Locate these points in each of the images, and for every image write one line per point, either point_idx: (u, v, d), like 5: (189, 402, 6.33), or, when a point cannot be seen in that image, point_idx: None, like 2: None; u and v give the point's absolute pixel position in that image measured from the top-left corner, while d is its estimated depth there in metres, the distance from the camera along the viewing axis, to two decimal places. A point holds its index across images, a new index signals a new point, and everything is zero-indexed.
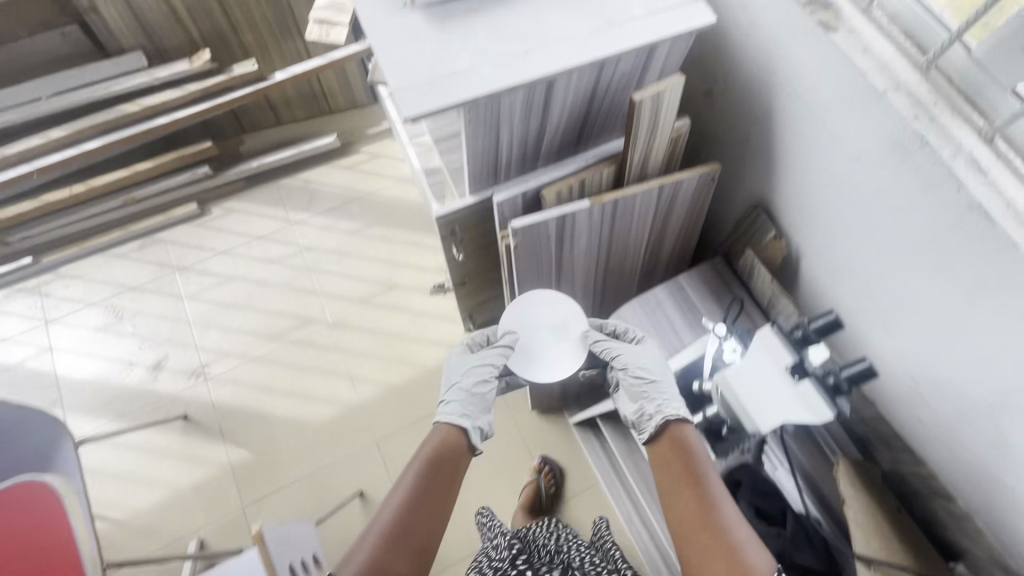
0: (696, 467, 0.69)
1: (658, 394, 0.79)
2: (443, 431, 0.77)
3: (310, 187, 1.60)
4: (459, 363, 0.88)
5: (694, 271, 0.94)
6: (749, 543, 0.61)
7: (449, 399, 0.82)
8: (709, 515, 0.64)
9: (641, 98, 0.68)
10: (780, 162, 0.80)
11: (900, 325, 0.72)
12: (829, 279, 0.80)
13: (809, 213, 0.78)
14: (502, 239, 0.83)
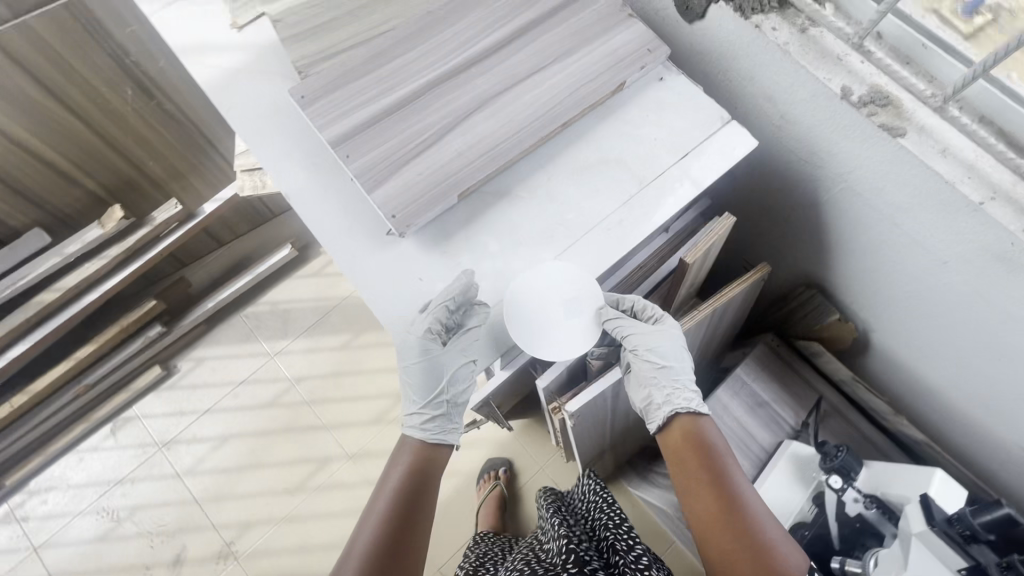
0: (717, 456, 0.56)
1: (678, 383, 0.61)
2: (421, 447, 0.57)
3: (279, 309, 1.44)
4: (415, 349, 0.55)
5: (751, 359, 0.85)
6: (786, 550, 0.50)
7: (428, 416, 0.58)
8: (740, 517, 0.51)
9: (696, 257, 0.59)
10: (834, 247, 0.71)
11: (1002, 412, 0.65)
12: (908, 355, 0.73)
13: (878, 296, 0.70)
14: (553, 414, 0.71)
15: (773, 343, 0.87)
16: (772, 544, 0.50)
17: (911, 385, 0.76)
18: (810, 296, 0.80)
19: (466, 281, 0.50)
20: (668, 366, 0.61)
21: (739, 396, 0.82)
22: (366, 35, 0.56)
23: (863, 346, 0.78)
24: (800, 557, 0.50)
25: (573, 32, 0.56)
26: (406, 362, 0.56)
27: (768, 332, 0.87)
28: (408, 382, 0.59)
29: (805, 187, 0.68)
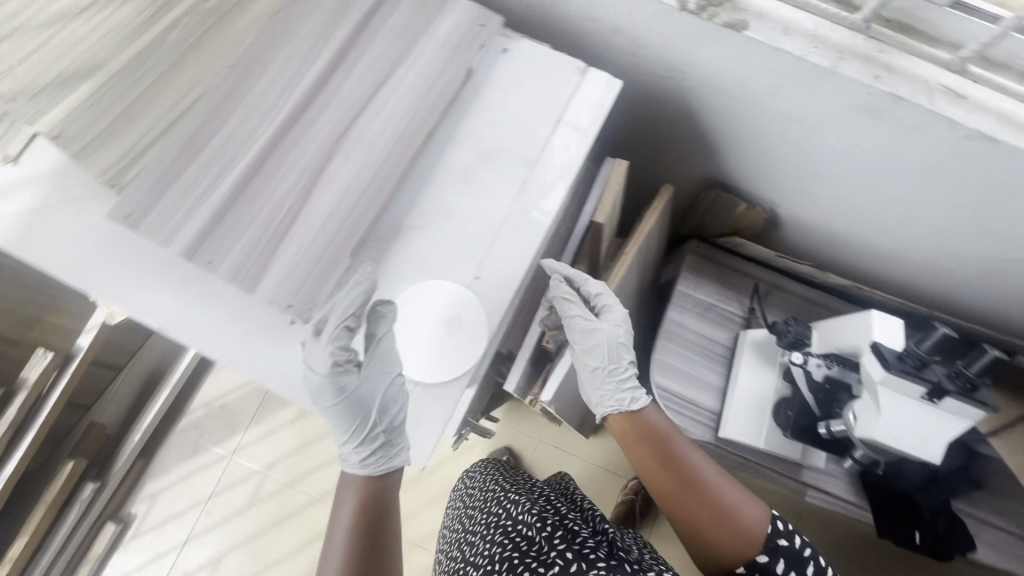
0: (669, 441, 0.60)
1: (611, 385, 0.63)
2: (365, 480, 0.52)
3: (215, 408, 1.32)
4: (325, 390, 0.49)
5: (685, 270, 0.88)
6: (745, 509, 0.56)
7: (364, 450, 0.52)
8: (701, 491, 0.57)
9: (606, 214, 0.61)
10: (720, 145, 0.73)
11: (904, 236, 0.72)
12: (814, 217, 0.78)
13: (773, 176, 0.73)
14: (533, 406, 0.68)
15: (699, 248, 0.90)
16: (732, 510, 0.56)
17: (828, 240, 0.81)
18: (714, 196, 0.82)
19: (368, 283, 0.46)
20: (598, 366, 0.63)
21: (688, 312, 0.86)
22: (170, 118, 0.48)
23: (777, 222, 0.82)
24: (758, 509, 0.57)
25: (398, 36, 0.52)
26: (322, 406, 0.50)
27: (692, 240, 0.90)
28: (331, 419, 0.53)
29: (675, 103, 0.68)
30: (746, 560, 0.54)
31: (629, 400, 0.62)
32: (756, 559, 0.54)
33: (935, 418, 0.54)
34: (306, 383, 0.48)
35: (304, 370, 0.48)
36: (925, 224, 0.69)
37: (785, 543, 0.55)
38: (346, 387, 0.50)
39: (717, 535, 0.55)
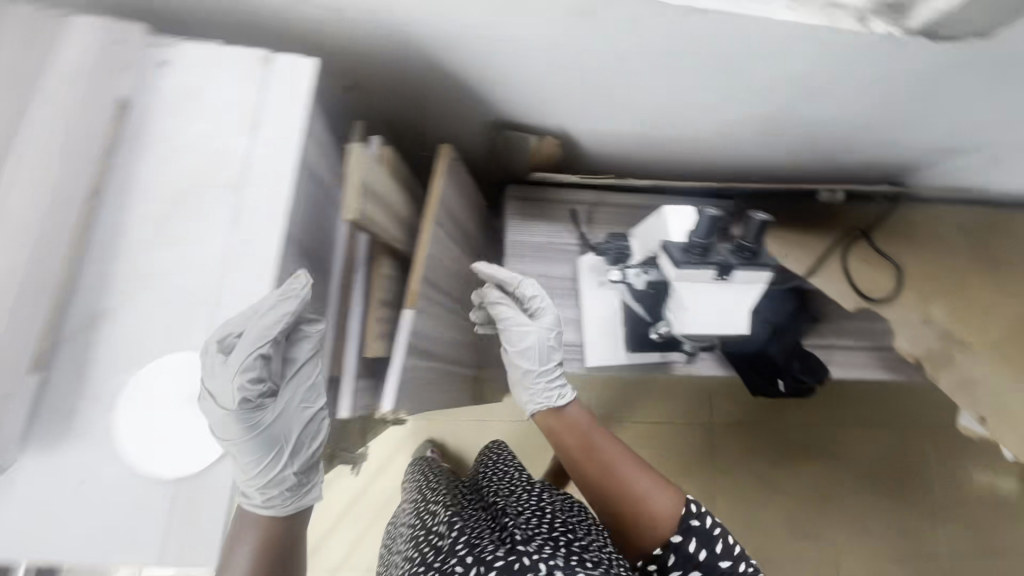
0: (591, 437, 0.69)
1: (549, 383, 0.74)
2: (271, 523, 0.52)
3: None
4: (233, 426, 0.48)
5: (508, 216, 0.87)
6: (656, 496, 0.63)
7: (275, 492, 0.52)
8: (616, 477, 0.65)
9: (354, 211, 0.52)
10: (482, 88, 0.69)
11: (682, 120, 0.74)
12: (602, 128, 0.77)
13: (546, 102, 0.71)
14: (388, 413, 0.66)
15: (517, 193, 0.87)
16: (644, 497, 0.63)
17: (624, 144, 0.82)
18: (504, 138, 0.79)
19: (297, 301, 0.47)
20: (530, 368, 0.73)
21: (526, 260, 0.85)
22: None
23: (574, 144, 0.82)
24: (670, 495, 0.64)
25: None
26: (236, 437, 0.49)
27: (508, 188, 0.87)
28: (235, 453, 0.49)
29: (414, 61, 0.63)
30: (660, 542, 0.62)
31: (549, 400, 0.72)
32: (666, 539, 0.62)
33: (734, 292, 0.57)
34: (219, 410, 0.48)
35: (226, 392, 0.47)
36: (690, 105, 0.70)
37: (697, 522, 0.62)
38: (262, 418, 0.52)
39: (634, 522, 0.63)
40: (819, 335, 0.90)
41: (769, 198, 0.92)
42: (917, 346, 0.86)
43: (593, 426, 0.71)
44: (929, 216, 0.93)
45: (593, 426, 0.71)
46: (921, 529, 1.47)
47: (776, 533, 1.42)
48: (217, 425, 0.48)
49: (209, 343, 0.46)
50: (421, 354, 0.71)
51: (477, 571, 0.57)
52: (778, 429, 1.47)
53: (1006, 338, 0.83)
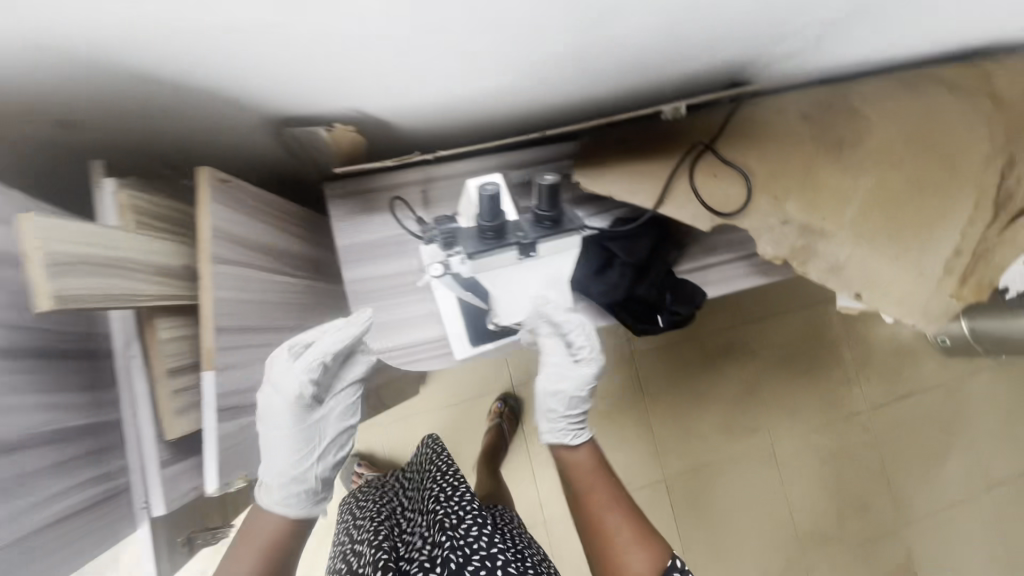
0: (595, 490, 0.74)
1: (560, 419, 0.78)
2: (278, 529, 0.64)
3: None
4: (291, 423, 0.67)
5: (334, 217, 0.77)
6: (644, 553, 0.70)
7: (300, 488, 0.67)
8: (612, 533, 0.71)
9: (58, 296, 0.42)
10: (223, 87, 0.57)
11: (479, 70, 0.64)
12: (397, 97, 0.67)
13: (312, 86, 0.60)
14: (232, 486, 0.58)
15: (338, 190, 0.77)
16: (634, 554, 0.70)
17: (432, 107, 0.72)
18: (290, 134, 0.68)
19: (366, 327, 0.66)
20: (551, 409, 0.77)
21: (366, 263, 0.77)
22: None
23: (375, 122, 0.71)
24: (656, 549, 0.71)
25: None
26: (292, 425, 0.67)
27: (324, 185, 0.76)
28: (279, 441, 0.67)
29: (112, 75, 0.50)
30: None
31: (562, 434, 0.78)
32: None
33: (549, 266, 0.51)
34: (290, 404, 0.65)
35: (297, 391, 0.64)
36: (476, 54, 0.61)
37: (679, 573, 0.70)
38: (308, 423, 0.68)
39: (613, 572, 0.70)
40: (690, 258, 0.87)
41: (613, 127, 0.84)
42: (780, 248, 0.84)
43: (593, 471, 0.76)
44: (774, 109, 0.89)
45: (597, 474, 0.76)
46: (840, 394, 1.56)
47: (713, 437, 1.47)
48: (280, 422, 0.66)
49: (286, 346, 0.64)
50: (252, 407, 0.62)
51: None
52: (698, 336, 1.49)
53: (858, 219, 0.87)
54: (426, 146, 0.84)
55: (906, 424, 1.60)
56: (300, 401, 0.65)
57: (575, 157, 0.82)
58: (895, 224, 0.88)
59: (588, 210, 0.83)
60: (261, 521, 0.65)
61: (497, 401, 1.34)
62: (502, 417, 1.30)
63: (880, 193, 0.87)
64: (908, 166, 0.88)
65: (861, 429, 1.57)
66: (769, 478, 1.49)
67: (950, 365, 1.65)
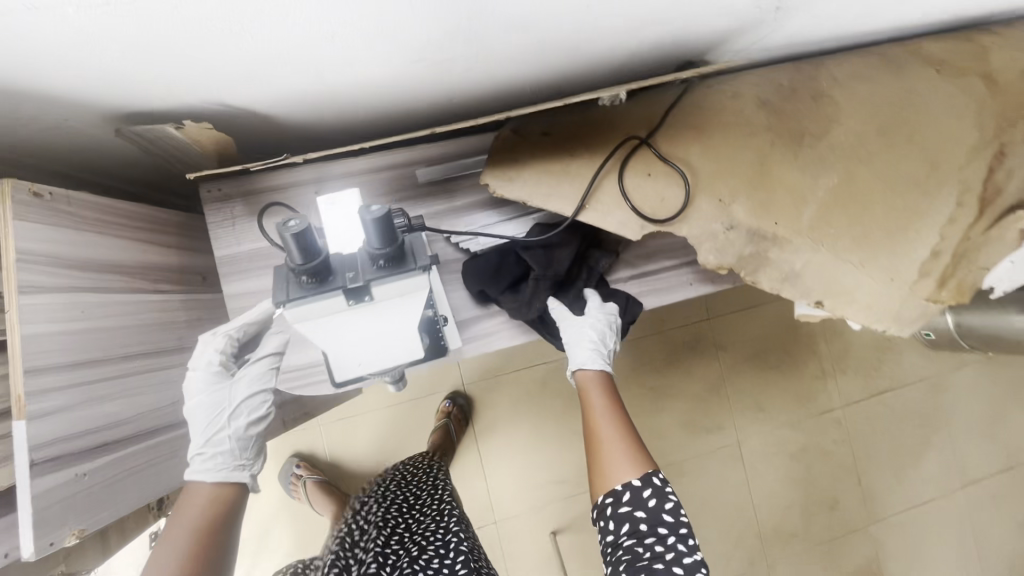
0: (605, 395, 0.74)
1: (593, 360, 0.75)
2: (216, 496, 0.58)
3: None
4: (208, 385, 0.63)
5: (210, 223, 0.67)
6: (629, 459, 0.67)
7: (211, 452, 0.60)
8: (609, 431, 0.70)
9: None
10: (19, 82, 0.47)
11: (349, 55, 0.54)
12: (259, 89, 0.57)
13: (140, 78, 0.50)
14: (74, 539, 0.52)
15: (213, 193, 0.67)
16: (618, 454, 0.67)
17: (313, 99, 0.62)
18: (135, 136, 0.58)
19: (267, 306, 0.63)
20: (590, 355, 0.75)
21: (249, 275, 0.69)
22: None
23: (244, 116, 0.61)
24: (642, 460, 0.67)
25: None
26: (199, 400, 0.62)
27: (197, 186, 0.67)
28: (192, 421, 0.62)
29: None
30: (607, 493, 0.66)
31: (588, 361, 0.75)
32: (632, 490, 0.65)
33: (394, 313, 0.42)
34: (199, 383, 0.63)
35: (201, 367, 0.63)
36: (337, 36, 0.50)
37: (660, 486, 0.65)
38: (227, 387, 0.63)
39: (596, 473, 0.68)
40: (627, 266, 0.78)
41: (536, 116, 0.74)
42: (726, 256, 0.75)
43: (599, 393, 0.74)
44: (727, 94, 0.78)
45: (601, 395, 0.73)
46: (814, 390, 1.49)
47: (676, 435, 1.41)
48: (195, 385, 0.63)
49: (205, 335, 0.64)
50: (93, 451, 0.54)
51: None
52: (663, 331, 1.41)
53: (817, 221, 0.75)
54: (325, 142, 0.75)
55: (883, 420, 1.53)
56: (211, 366, 0.63)
57: (490, 151, 0.72)
58: (862, 227, 0.75)
59: (505, 212, 0.75)
60: (196, 498, 0.57)
61: (445, 400, 1.27)
62: (450, 416, 1.23)
63: (846, 190, 0.75)
64: (879, 158, 0.76)
65: (835, 426, 1.50)
66: (735, 477, 1.43)
67: (933, 358, 1.56)
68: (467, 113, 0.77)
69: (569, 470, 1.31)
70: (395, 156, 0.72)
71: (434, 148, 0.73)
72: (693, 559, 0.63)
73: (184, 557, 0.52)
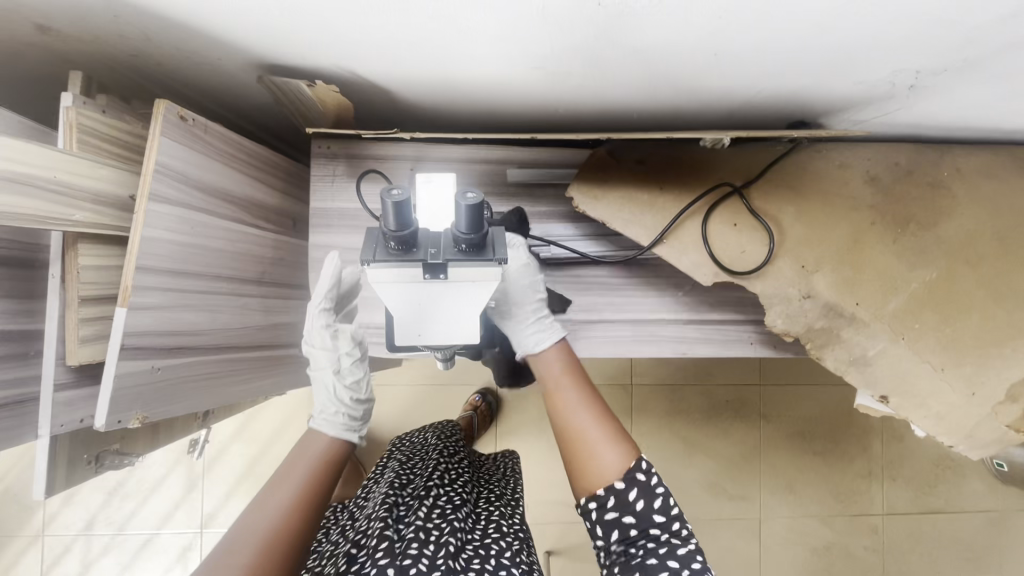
0: (577, 378, 0.65)
1: (537, 323, 0.69)
2: (332, 443, 0.62)
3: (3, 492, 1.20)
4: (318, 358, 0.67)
5: (314, 176, 0.73)
6: (612, 448, 0.59)
7: (330, 414, 0.64)
8: (584, 416, 0.61)
9: None
10: (201, 20, 0.53)
11: (477, 49, 0.58)
12: (390, 65, 0.62)
13: (294, 37, 0.56)
14: (136, 423, 0.58)
15: (323, 148, 0.73)
16: (598, 445, 0.59)
17: (433, 83, 0.66)
18: (272, 85, 0.64)
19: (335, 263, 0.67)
20: (538, 319, 0.69)
21: (332, 230, 0.74)
22: None
23: (369, 86, 0.66)
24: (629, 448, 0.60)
25: None
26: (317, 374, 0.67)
27: (311, 140, 0.73)
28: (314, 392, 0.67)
29: None
30: (590, 497, 0.58)
31: (542, 338, 0.68)
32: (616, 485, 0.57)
33: (462, 299, 0.45)
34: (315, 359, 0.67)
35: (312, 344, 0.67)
36: (472, 31, 0.54)
37: (643, 479, 0.57)
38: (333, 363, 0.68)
39: (577, 466, 0.60)
40: (689, 309, 0.77)
41: (635, 142, 0.74)
42: (795, 324, 0.72)
43: (570, 377, 0.65)
44: (838, 162, 0.75)
45: (565, 384, 0.65)
46: (855, 489, 1.39)
47: (696, 493, 1.36)
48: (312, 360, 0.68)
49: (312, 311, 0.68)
50: (172, 351, 0.60)
51: None
52: (708, 385, 1.37)
53: (902, 313, 0.71)
54: (431, 124, 0.79)
55: (926, 542, 1.40)
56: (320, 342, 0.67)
57: (582, 166, 0.73)
58: (953, 330, 0.70)
59: (581, 228, 0.76)
60: (311, 441, 0.62)
61: (476, 394, 1.29)
62: (476, 410, 1.24)
63: (942, 289, 0.71)
64: (989, 263, 0.71)
65: (870, 531, 1.39)
66: (748, 552, 1.36)
67: (1001, 492, 1.42)
68: (569, 126, 0.79)
69: (576, 496, 1.29)
70: (492, 152, 0.74)
71: (530, 152, 0.74)
72: (687, 548, 0.57)
73: (303, 482, 0.57)
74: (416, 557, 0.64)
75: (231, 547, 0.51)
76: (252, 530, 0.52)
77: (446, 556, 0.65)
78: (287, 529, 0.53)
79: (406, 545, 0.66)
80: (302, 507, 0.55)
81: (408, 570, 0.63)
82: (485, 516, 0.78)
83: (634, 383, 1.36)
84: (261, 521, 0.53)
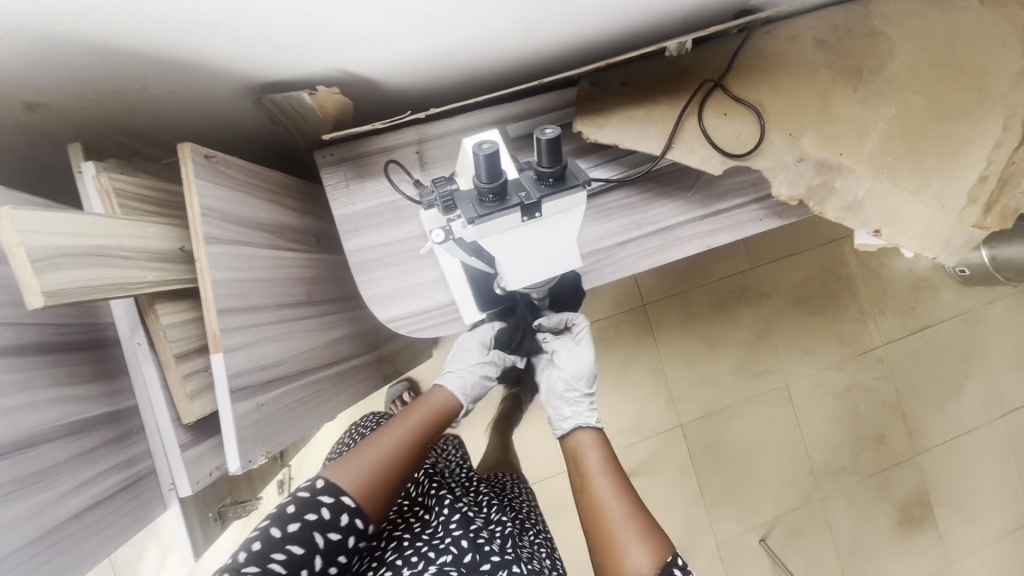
0: (612, 468, 0.74)
1: (574, 405, 0.84)
2: (443, 412, 0.78)
3: None
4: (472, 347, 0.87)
5: (330, 185, 0.74)
6: (643, 538, 0.65)
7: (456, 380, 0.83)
8: (614, 507, 0.69)
9: (80, 286, 0.43)
10: (203, 55, 0.53)
11: (467, 22, 0.60)
12: (384, 57, 0.63)
13: (289, 48, 0.55)
14: (261, 458, 0.59)
15: (327, 157, 0.73)
16: (625, 540, 0.65)
17: (421, 64, 0.68)
18: (272, 104, 0.64)
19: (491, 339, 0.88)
20: (575, 404, 0.84)
21: (363, 233, 0.74)
22: None
23: (361, 80, 0.67)
24: (660, 539, 0.65)
25: None
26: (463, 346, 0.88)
27: (313, 153, 0.73)
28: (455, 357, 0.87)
29: (83, 49, 0.48)
30: None
31: (569, 425, 0.82)
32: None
33: (556, 231, 0.49)
34: (469, 341, 0.88)
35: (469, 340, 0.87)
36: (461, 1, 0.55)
37: (678, 571, 0.62)
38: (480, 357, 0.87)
39: (609, 561, 0.65)
40: (702, 204, 0.83)
41: (614, 68, 0.80)
42: (796, 188, 0.80)
43: (598, 466, 0.75)
44: (790, 36, 0.82)
45: (604, 475, 0.73)
46: (854, 331, 1.55)
47: (727, 380, 1.47)
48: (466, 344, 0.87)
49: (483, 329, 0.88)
50: (265, 384, 0.61)
51: (473, 555, 0.67)
52: (710, 283, 1.47)
53: (878, 152, 0.80)
54: (417, 105, 0.80)
55: (921, 357, 1.58)
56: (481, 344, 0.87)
57: (575, 103, 0.78)
58: (920, 152, 0.80)
59: (589, 160, 0.81)
60: (432, 397, 0.78)
61: None
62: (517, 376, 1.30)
63: (903, 121, 0.80)
64: (933, 87, 0.81)
65: (876, 363, 1.56)
66: (784, 416, 1.49)
67: (968, 294, 1.61)
68: (546, 72, 0.82)
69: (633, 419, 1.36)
70: (488, 114, 0.77)
71: (523, 104, 0.78)
72: None
73: (406, 435, 0.69)
74: (488, 540, 0.71)
75: (343, 461, 0.64)
76: (368, 454, 0.65)
77: (511, 544, 0.72)
78: (389, 463, 0.65)
79: (476, 526, 0.72)
80: (403, 453, 0.67)
81: (480, 547, 0.69)
82: (522, 522, 0.84)
83: (646, 302, 1.44)
84: (376, 444, 0.67)
